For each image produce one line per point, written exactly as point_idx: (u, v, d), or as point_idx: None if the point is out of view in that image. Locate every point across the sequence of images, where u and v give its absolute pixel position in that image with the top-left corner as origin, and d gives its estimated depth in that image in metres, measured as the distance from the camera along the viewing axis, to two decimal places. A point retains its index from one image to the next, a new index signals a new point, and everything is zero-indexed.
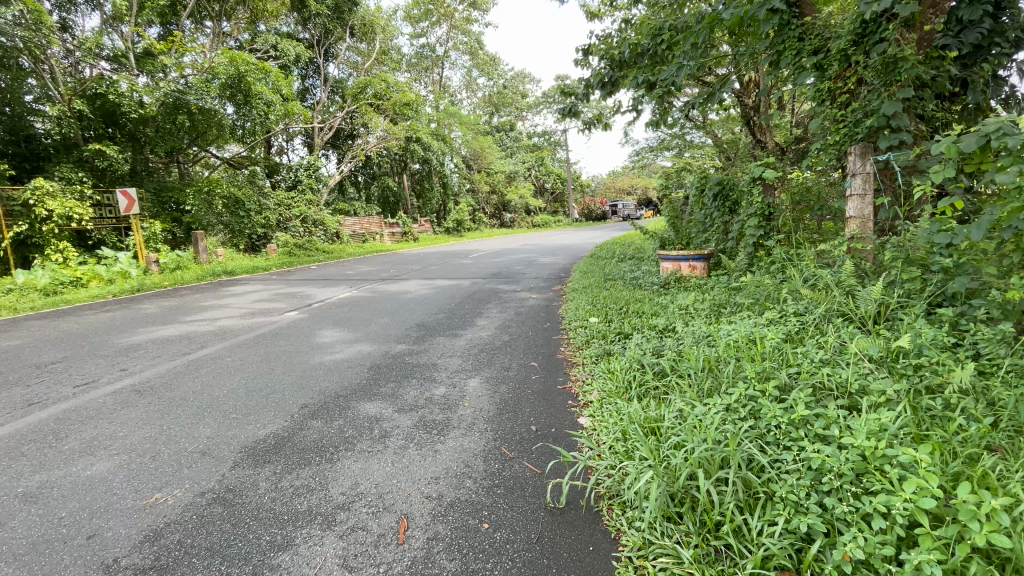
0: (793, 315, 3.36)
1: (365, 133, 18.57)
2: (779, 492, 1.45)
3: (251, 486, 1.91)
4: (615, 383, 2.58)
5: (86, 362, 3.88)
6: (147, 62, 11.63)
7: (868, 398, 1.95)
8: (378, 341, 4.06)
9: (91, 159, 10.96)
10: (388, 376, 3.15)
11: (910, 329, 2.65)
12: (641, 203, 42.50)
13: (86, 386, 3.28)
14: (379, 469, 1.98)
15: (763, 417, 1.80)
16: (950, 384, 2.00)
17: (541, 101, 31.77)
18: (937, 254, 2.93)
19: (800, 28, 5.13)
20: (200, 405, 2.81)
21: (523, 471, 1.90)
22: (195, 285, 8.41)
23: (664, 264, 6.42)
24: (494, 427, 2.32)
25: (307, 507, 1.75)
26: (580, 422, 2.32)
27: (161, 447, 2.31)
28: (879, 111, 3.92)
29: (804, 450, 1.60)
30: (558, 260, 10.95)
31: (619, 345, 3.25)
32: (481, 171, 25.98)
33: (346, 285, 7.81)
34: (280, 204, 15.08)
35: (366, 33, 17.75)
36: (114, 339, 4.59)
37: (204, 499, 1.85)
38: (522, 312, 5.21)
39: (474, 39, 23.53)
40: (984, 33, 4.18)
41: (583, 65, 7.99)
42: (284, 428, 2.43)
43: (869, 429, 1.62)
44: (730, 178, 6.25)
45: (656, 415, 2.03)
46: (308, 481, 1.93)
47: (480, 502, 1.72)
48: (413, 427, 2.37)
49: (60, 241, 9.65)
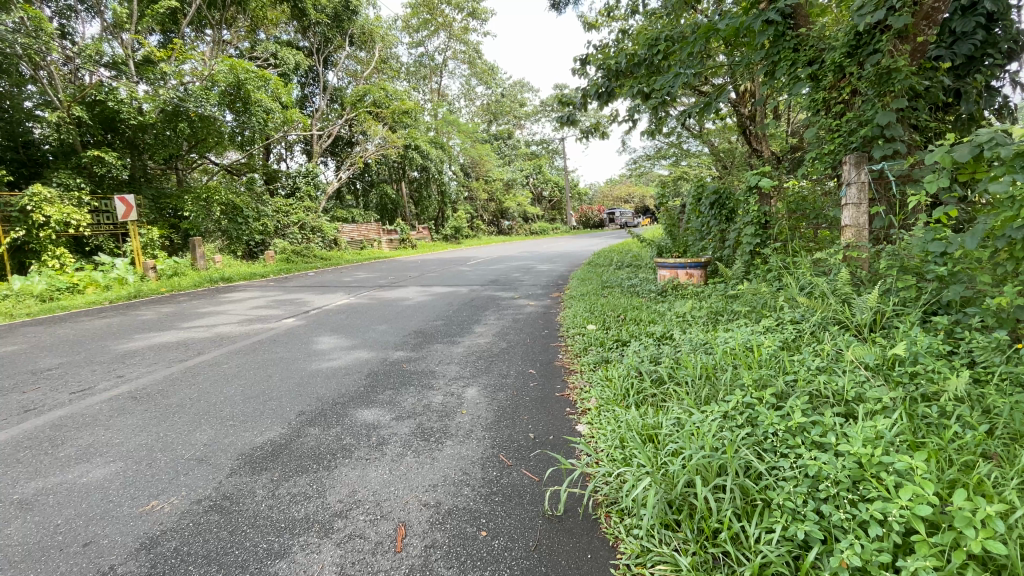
0: (789, 324, 3.38)
1: (364, 141, 18.68)
2: (776, 499, 1.45)
3: (248, 493, 1.91)
4: (612, 390, 2.58)
5: (83, 368, 3.87)
6: (148, 70, 11.74)
7: (865, 405, 1.95)
8: (375, 348, 4.06)
9: (90, 165, 11.03)
10: (385, 383, 3.15)
11: (905, 337, 2.68)
12: (639, 211, 42.68)
13: (83, 393, 3.26)
14: (376, 476, 1.98)
15: (760, 424, 1.80)
16: (946, 392, 2.02)
17: (539, 110, 32.03)
18: (932, 263, 2.97)
19: (794, 39, 5.27)
20: (196, 412, 2.80)
21: (521, 479, 1.90)
22: (192, 291, 8.40)
23: (661, 271, 6.40)
24: (492, 434, 2.32)
25: (304, 515, 1.75)
26: (578, 430, 2.32)
27: (158, 453, 2.31)
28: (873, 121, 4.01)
29: (801, 457, 1.60)
30: (556, 267, 11.00)
31: (617, 353, 3.26)
32: (480, 178, 26.12)
33: (343, 291, 7.82)
34: (279, 210, 15.11)
35: (366, 41, 17.93)
36: (110, 345, 4.58)
37: (201, 506, 1.84)
38: (520, 318, 5.23)
39: (472, 48, 23.77)
40: (977, 45, 4.31)
41: (581, 76, 8.15)
42: (281, 435, 2.42)
43: (864, 437, 1.63)
44: (727, 187, 6.30)
45: (654, 422, 2.02)
46: (305, 488, 1.92)
47: (478, 510, 1.72)
48: (410, 434, 2.37)
49: (57, 247, 9.64)
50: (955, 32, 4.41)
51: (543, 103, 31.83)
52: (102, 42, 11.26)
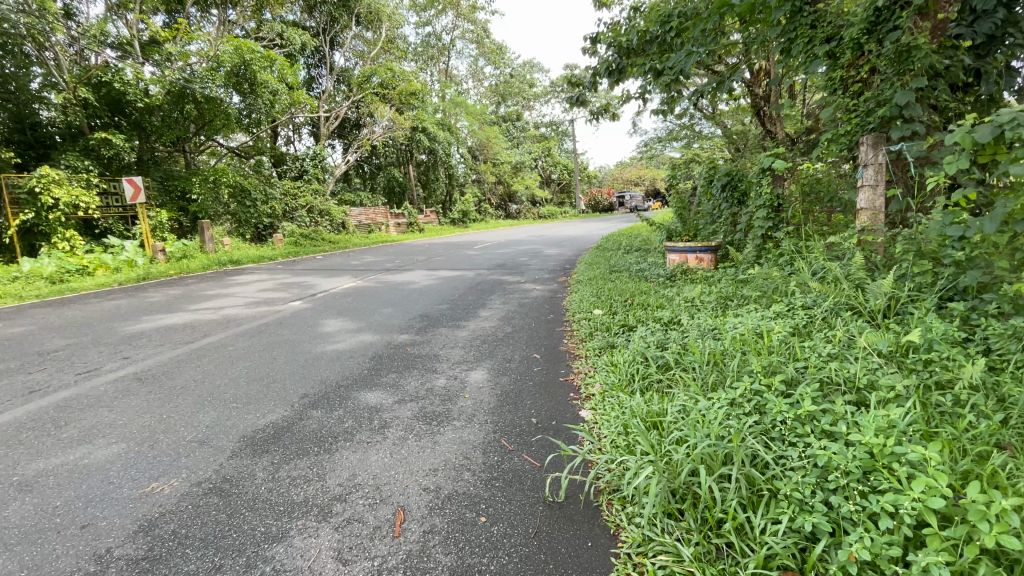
0: (800, 309, 3.30)
1: (371, 123, 18.61)
2: (783, 489, 1.40)
3: (248, 476, 1.90)
4: (617, 375, 2.54)
5: (90, 349, 3.89)
6: (153, 50, 11.69)
7: (877, 394, 1.90)
8: (380, 331, 4.04)
9: (98, 148, 11.08)
10: (389, 366, 3.12)
11: (920, 323, 2.62)
12: (649, 195, 42.12)
13: (88, 374, 3.28)
14: (377, 460, 1.96)
15: (768, 412, 1.74)
16: (961, 380, 1.96)
17: (549, 91, 31.65)
18: (949, 247, 2.86)
19: (812, 15, 5.11)
20: (200, 394, 2.80)
21: (522, 464, 1.87)
22: (200, 273, 8.43)
23: (671, 255, 6.13)
24: (495, 419, 2.29)
25: (303, 498, 1.73)
26: (581, 415, 2.28)
27: (160, 435, 2.30)
28: (892, 100, 3.92)
29: (810, 446, 1.55)
30: (564, 251, 10.92)
31: (622, 338, 3.22)
32: (488, 161, 25.89)
33: (350, 274, 7.81)
34: (287, 193, 15.09)
35: (373, 21, 17.75)
36: (119, 327, 4.61)
37: (200, 489, 1.84)
38: (526, 302, 5.20)
39: (481, 27, 23.46)
40: (998, 24, 4.06)
41: (592, 55, 8.07)
42: (284, 417, 2.42)
43: (876, 426, 1.57)
44: (739, 169, 6.18)
45: (659, 409, 1.97)
46: (306, 472, 1.91)
47: (478, 495, 1.70)
48: (413, 417, 2.34)
49: (67, 229, 9.72)
50: (976, 9, 4.15)
51: (552, 85, 31.43)
52: (107, 22, 11.24)
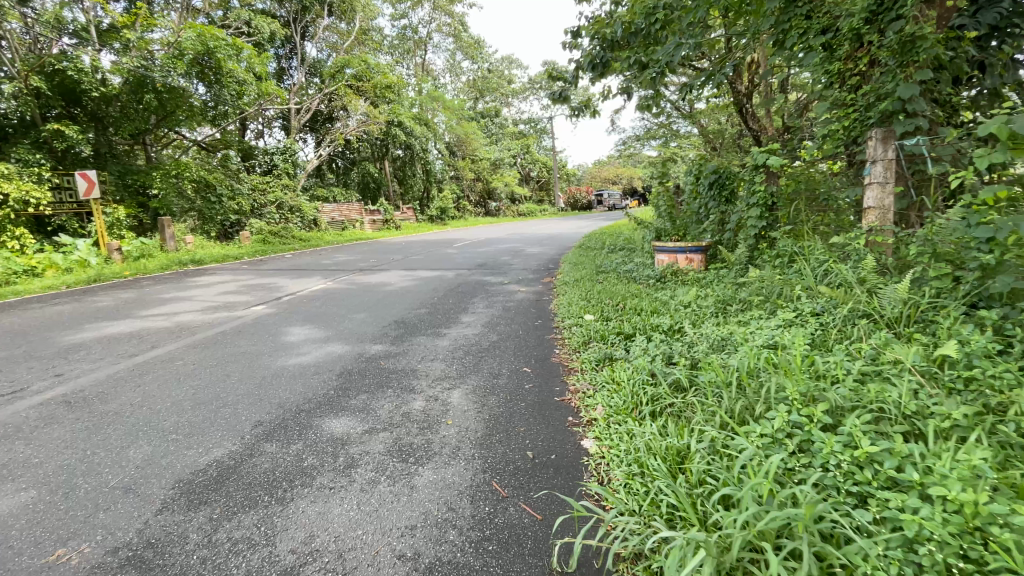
0: (810, 316, 3.06)
1: (345, 117, 18.06)
2: (863, 566, 1.11)
3: (178, 539, 1.52)
4: (622, 397, 2.22)
5: (17, 365, 3.40)
6: (111, 37, 10.99)
7: (934, 424, 1.63)
8: (350, 341, 3.65)
9: (50, 140, 10.34)
10: (359, 385, 2.75)
11: (953, 335, 2.38)
12: (626, 193, 42.25)
13: (10, 396, 2.83)
14: (341, 514, 1.60)
15: (819, 454, 1.45)
16: (1022, 405, 1.71)
17: (526, 88, 31.47)
18: (974, 250, 2.63)
19: (807, 6, 4.91)
20: (136, 423, 2.39)
21: (520, 519, 1.54)
22: (158, 274, 7.84)
23: (660, 256, 5.84)
24: (482, 453, 1.95)
25: (244, 572, 1.37)
26: (584, 447, 1.96)
27: (77, 480, 1.90)
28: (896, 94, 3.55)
29: (882, 504, 1.26)
30: (545, 250, 10.65)
31: (621, 349, 2.91)
32: (466, 157, 25.44)
33: (321, 275, 7.37)
34: (256, 189, 14.42)
35: (346, 12, 17.26)
36: (56, 337, 4.12)
37: (116, 558, 1.45)
38: (510, 306, 4.88)
39: (458, 21, 23.06)
40: (1002, 14, 3.90)
41: (572, 49, 7.76)
42: (231, 454, 2.03)
43: (957, 474, 1.29)
44: (728, 166, 5.97)
45: (682, 446, 1.66)
46: (252, 532, 1.54)
47: (467, 564, 1.36)
48: (385, 452, 1.99)
49: (16, 226, 8.97)
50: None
51: (531, 81, 31.19)
52: (61, 6, 10.52)
